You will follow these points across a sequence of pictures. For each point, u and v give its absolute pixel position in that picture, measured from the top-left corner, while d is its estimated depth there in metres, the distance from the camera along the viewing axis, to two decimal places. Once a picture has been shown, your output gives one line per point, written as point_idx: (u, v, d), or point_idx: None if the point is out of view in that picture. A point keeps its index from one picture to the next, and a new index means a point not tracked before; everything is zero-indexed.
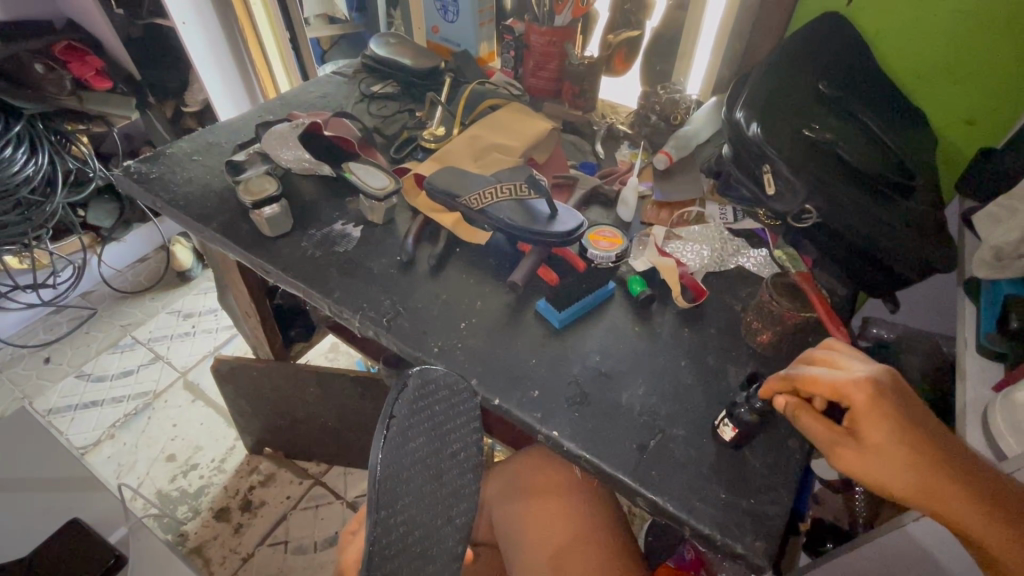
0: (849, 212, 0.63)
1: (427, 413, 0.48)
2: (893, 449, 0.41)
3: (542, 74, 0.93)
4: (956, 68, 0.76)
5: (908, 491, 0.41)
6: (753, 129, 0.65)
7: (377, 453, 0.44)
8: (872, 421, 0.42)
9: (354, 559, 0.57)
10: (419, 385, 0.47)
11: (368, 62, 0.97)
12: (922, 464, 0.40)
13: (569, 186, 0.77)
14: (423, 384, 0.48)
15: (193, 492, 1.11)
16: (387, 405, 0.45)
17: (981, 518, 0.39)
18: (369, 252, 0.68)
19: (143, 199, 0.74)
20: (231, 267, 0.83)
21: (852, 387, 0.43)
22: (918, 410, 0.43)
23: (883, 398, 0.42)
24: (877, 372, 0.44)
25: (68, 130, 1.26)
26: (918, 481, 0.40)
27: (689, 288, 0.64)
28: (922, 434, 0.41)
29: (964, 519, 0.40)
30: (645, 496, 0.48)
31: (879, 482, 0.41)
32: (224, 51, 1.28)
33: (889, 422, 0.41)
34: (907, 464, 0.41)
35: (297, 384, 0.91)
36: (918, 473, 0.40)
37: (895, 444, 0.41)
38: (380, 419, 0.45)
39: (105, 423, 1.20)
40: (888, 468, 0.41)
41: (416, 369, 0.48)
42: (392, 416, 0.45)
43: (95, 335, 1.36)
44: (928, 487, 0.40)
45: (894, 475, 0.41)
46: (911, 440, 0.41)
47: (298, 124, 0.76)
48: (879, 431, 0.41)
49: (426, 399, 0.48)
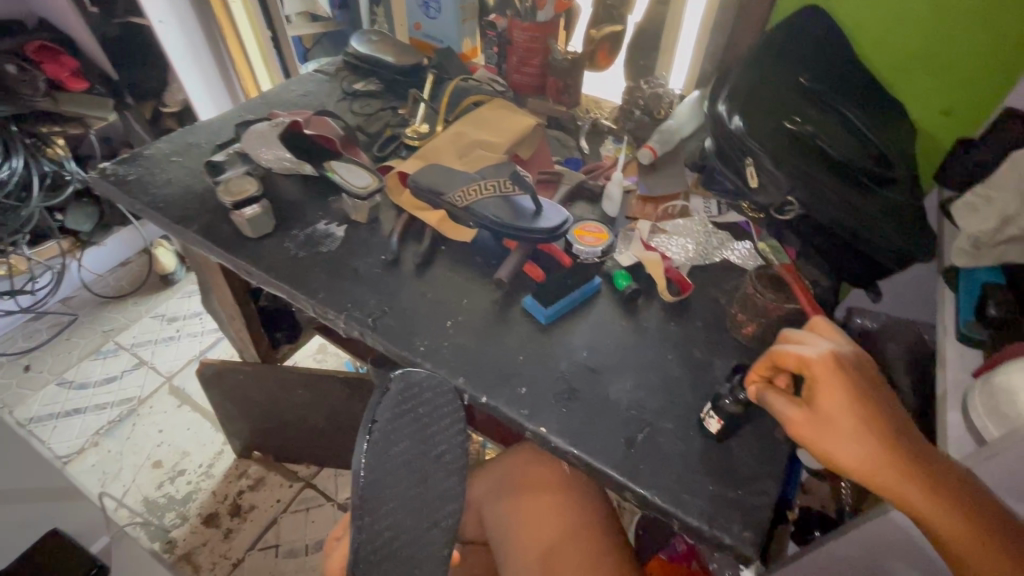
0: (831, 204, 0.64)
1: (412, 416, 0.48)
2: (849, 422, 0.41)
3: (526, 69, 0.92)
4: (933, 60, 0.77)
5: (862, 468, 0.40)
6: (736, 123, 0.66)
7: (361, 457, 0.44)
8: (829, 392, 0.42)
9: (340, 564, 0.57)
10: (401, 390, 0.48)
11: (350, 60, 0.96)
12: (877, 441, 0.40)
13: (554, 182, 0.76)
14: (406, 387, 0.48)
15: (180, 498, 1.09)
16: (369, 410, 0.46)
17: (938, 506, 0.38)
18: (354, 252, 0.67)
19: (120, 201, 0.72)
20: (214, 269, 0.82)
21: (811, 358, 0.43)
22: (878, 388, 0.43)
23: (842, 370, 0.43)
24: (840, 348, 0.45)
25: (43, 132, 1.23)
26: (872, 458, 0.40)
27: (674, 281, 0.65)
28: (881, 412, 0.41)
29: (920, 505, 0.39)
30: (634, 490, 0.49)
31: (831, 455, 0.41)
32: (202, 49, 1.26)
33: (847, 394, 0.42)
34: (860, 438, 0.40)
35: (284, 387, 0.90)
36: (873, 449, 0.40)
37: (848, 418, 0.41)
38: (362, 423, 0.46)
39: (88, 431, 1.18)
40: (842, 442, 0.41)
41: (398, 372, 0.49)
42: (375, 421, 0.46)
43: (77, 341, 1.34)
44: (883, 464, 0.40)
45: (848, 448, 0.40)
46: (868, 415, 0.41)
47: (277, 123, 0.76)
48: (835, 401, 0.42)
49: (409, 403, 0.48)
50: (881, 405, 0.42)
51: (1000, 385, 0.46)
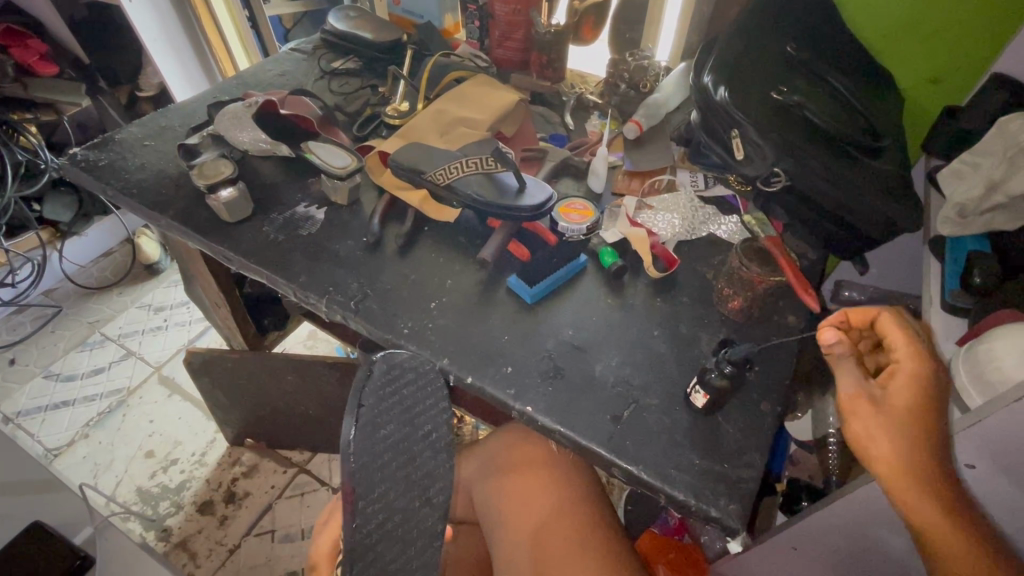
0: (817, 175, 0.63)
1: (396, 398, 0.47)
2: (901, 415, 0.43)
3: (508, 44, 0.90)
4: (919, 27, 0.76)
5: (880, 456, 0.42)
6: (720, 93, 0.64)
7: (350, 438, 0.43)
8: (903, 382, 0.45)
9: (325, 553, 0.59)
10: (384, 371, 0.47)
11: (328, 38, 0.93)
12: (909, 440, 0.42)
13: (539, 159, 0.75)
14: (389, 370, 0.47)
15: (174, 487, 1.09)
16: (354, 395, 0.45)
17: (935, 517, 0.40)
18: (334, 234, 0.66)
19: (93, 187, 0.70)
20: (195, 256, 0.80)
21: (909, 348, 0.46)
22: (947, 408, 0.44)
23: (930, 373, 0.45)
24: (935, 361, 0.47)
25: (14, 119, 1.17)
26: (896, 450, 0.42)
27: (661, 257, 0.64)
28: (937, 422, 0.42)
29: (918, 508, 0.40)
30: (620, 465, 0.49)
31: (861, 433, 0.44)
32: (177, 32, 1.22)
33: (917, 392, 0.44)
34: (896, 431, 0.43)
35: (273, 373, 0.90)
36: (903, 443, 0.42)
37: (902, 416, 0.43)
38: (348, 409, 0.45)
39: (77, 423, 1.17)
40: (880, 428, 0.43)
41: (380, 355, 0.48)
42: (360, 406, 0.45)
43: (62, 333, 1.32)
44: (905, 462, 0.41)
45: (885, 440, 0.42)
46: (921, 414, 0.43)
47: (251, 102, 0.72)
48: (901, 393, 0.44)
49: (393, 385, 0.47)
50: (940, 414, 0.43)
51: (987, 352, 0.45)
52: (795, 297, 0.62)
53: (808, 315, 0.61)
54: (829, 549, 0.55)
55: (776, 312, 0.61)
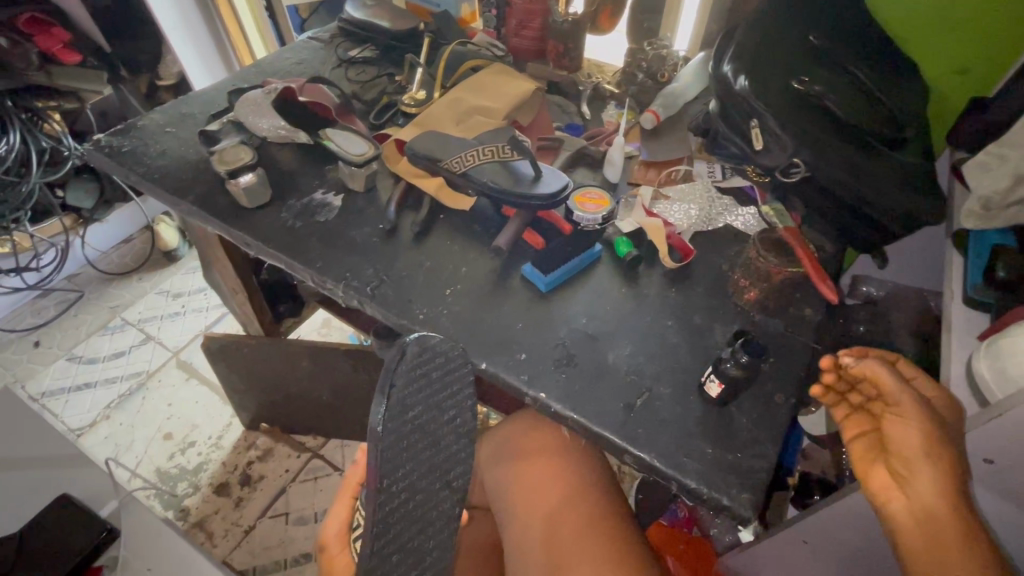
0: (838, 166, 0.62)
1: (425, 380, 0.47)
2: (954, 430, 0.43)
3: (525, 33, 0.89)
4: (947, 15, 0.74)
5: (937, 462, 0.41)
6: (740, 83, 0.63)
7: (378, 416, 0.44)
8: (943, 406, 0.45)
9: (336, 535, 0.59)
10: (417, 353, 0.46)
11: (345, 26, 0.94)
12: (960, 452, 0.41)
13: (554, 149, 0.75)
14: (422, 352, 0.46)
15: (191, 469, 1.12)
16: (385, 378, 0.45)
17: (969, 529, 0.39)
18: (351, 221, 0.66)
19: (116, 173, 0.71)
20: (214, 243, 0.81)
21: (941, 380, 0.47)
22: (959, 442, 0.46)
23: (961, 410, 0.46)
24: None
25: (40, 107, 1.20)
26: (952, 461, 0.41)
27: (676, 248, 0.64)
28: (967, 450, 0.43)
29: (957, 519, 0.39)
30: (633, 453, 0.49)
31: (921, 438, 0.42)
32: (198, 23, 1.25)
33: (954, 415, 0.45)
34: (951, 444, 0.42)
35: (289, 360, 0.91)
36: (956, 456, 0.41)
37: (953, 437, 0.42)
38: (378, 391, 0.44)
39: (99, 404, 1.20)
40: (943, 437, 0.41)
41: (413, 336, 0.47)
42: (393, 385, 0.44)
43: (84, 317, 1.35)
44: (957, 473, 0.41)
45: (944, 455, 0.41)
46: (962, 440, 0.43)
47: (270, 90, 0.73)
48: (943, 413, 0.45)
49: (423, 367, 0.46)
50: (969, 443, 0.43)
51: (1007, 346, 0.45)
52: (812, 289, 0.61)
53: (825, 306, 0.61)
54: (839, 544, 0.55)
55: (793, 303, 0.61)
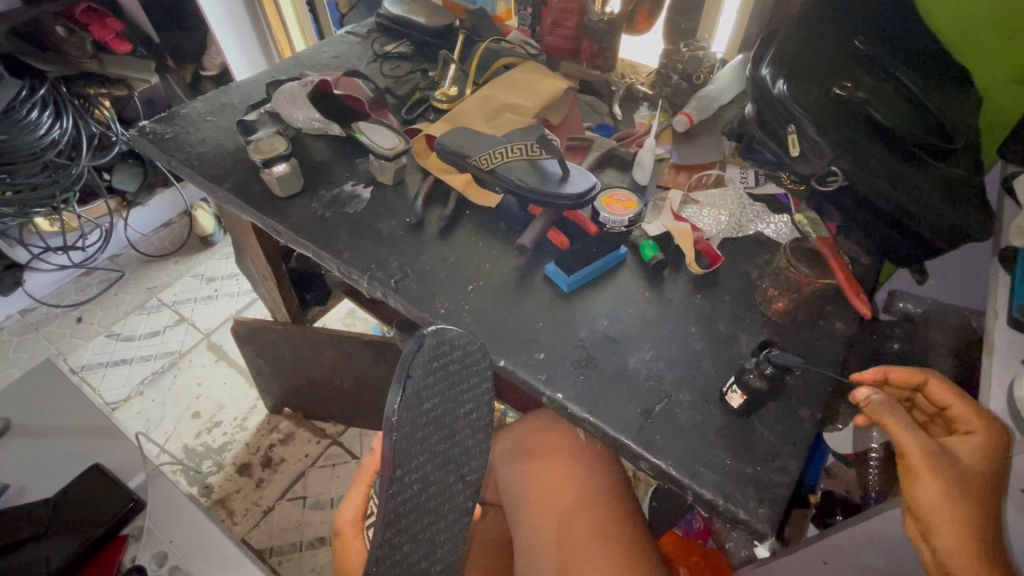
0: (880, 177, 0.59)
1: (443, 373, 0.47)
2: (966, 475, 0.42)
3: (560, 31, 0.88)
4: (1007, 21, 0.71)
5: (947, 517, 0.40)
6: (778, 87, 0.61)
7: (394, 402, 0.44)
8: (972, 447, 0.43)
9: (347, 518, 0.59)
10: (435, 345, 0.46)
11: (382, 22, 0.95)
12: (974, 502, 0.41)
13: (584, 149, 0.75)
14: (439, 344, 0.46)
15: (216, 447, 1.15)
16: (402, 367, 0.45)
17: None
18: (379, 213, 0.67)
19: (158, 159, 0.74)
20: (247, 230, 0.84)
21: (978, 414, 0.45)
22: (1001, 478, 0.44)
23: (1002, 447, 0.44)
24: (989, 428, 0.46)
25: (91, 94, 1.26)
26: (965, 513, 0.40)
27: (704, 254, 0.62)
28: (990, 491, 0.42)
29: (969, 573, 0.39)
30: (649, 460, 0.48)
31: (930, 491, 0.41)
32: (242, 16, 1.28)
33: (984, 455, 0.43)
34: (967, 492, 0.41)
35: (313, 348, 0.93)
36: (970, 505, 0.41)
37: (970, 484, 0.42)
38: (398, 375, 0.45)
39: (134, 380, 1.25)
40: (947, 483, 0.41)
41: (431, 329, 0.47)
42: (409, 376, 0.45)
43: (124, 296, 1.41)
44: (968, 523, 0.40)
45: (955, 508, 0.40)
46: (983, 483, 0.42)
47: (308, 82, 0.75)
48: (967, 457, 0.43)
49: (442, 359, 0.47)
50: (992, 483, 0.43)
51: None
52: (845, 303, 0.59)
53: (858, 321, 0.59)
54: (862, 568, 0.53)
55: (824, 315, 0.59)
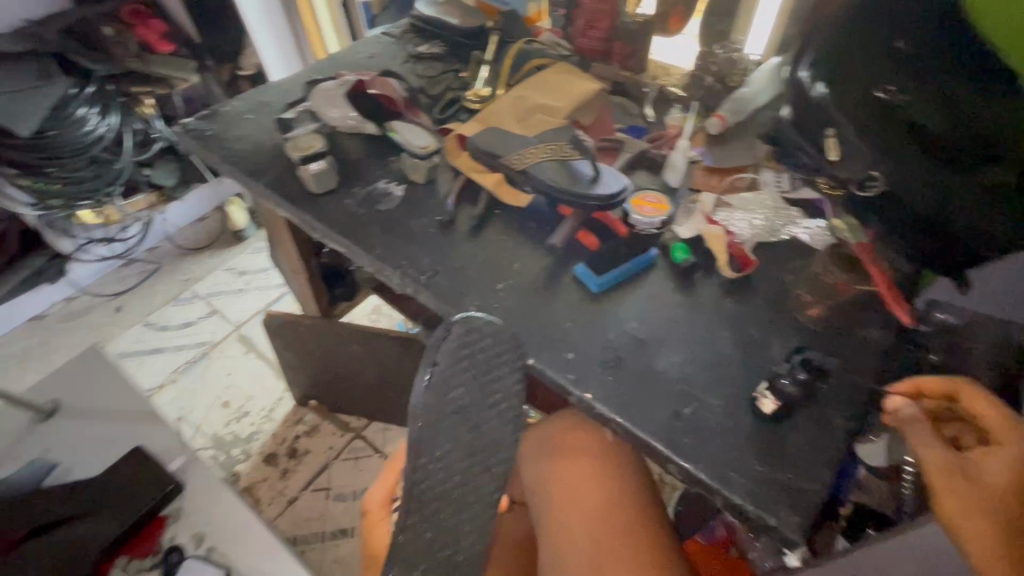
0: (917, 182, 0.58)
1: (471, 360, 0.49)
2: (989, 487, 0.41)
3: (592, 32, 0.87)
4: None
5: (960, 509, 0.39)
6: (817, 89, 0.63)
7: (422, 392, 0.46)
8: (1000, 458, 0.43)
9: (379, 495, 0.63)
10: (463, 332, 0.49)
11: (416, 23, 0.96)
12: (997, 505, 0.39)
13: (614, 150, 0.75)
14: (467, 331, 0.49)
15: (244, 437, 1.18)
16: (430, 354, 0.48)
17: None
18: (410, 211, 0.68)
19: (200, 155, 0.77)
20: (281, 225, 0.86)
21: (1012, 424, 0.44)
22: None
23: None
24: None
25: (135, 92, 1.30)
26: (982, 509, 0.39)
27: (736, 257, 0.62)
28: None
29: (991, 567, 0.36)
30: (676, 463, 0.48)
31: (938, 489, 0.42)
32: (280, 21, 1.35)
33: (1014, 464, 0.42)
34: (986, 496, 0.40)
35: (339, 342, 0.95)
36: (989, 507, 0.39)
37: (992, 488, 0.41)
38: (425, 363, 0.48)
39: (169, 368, 1.30)
40: (965, 493, 0.41)
41: (460, 316, 0.50)
42: (435, 363, 0.48)
43: (161, 288, 1.46)
44: (988, 519, 0.38)
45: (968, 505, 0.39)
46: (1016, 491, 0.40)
47: (344, 82, 0.78)
48: (994, 468, 0.42)
49: (469, 346, 0.49)
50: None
51: None
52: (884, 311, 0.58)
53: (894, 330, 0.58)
54: None
55: (860, 322, 0.58)
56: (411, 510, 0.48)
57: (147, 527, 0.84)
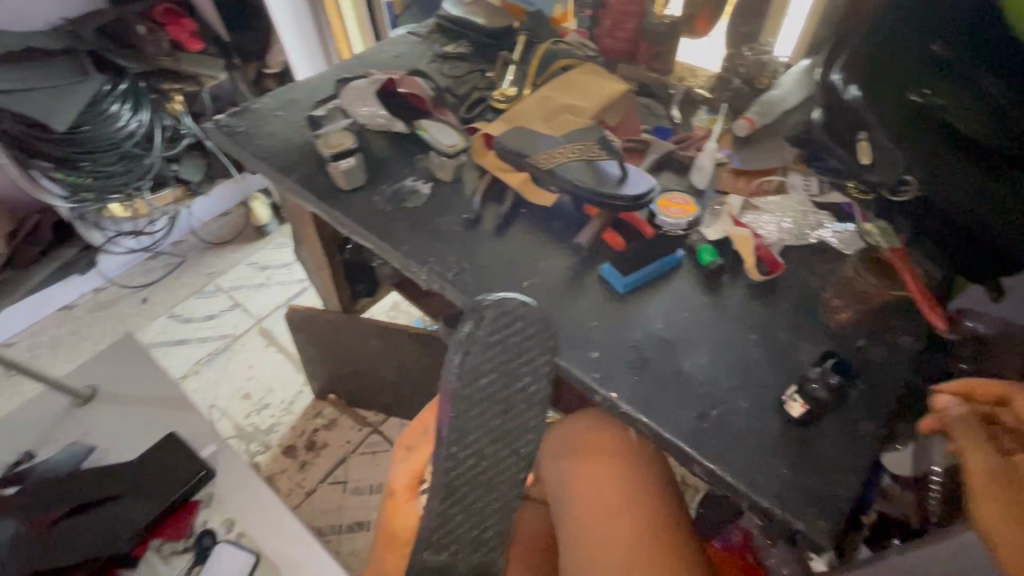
0: (953, 189, 0.56)
1: (499, 347, 0.50)
2: None
3: (618, 33, 0.87)
4: None
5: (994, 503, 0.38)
6: (851, 92, 0.62)
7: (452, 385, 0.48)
8: None
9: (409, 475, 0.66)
10: (492, 322, 0.50)
11: (442, 23, 0.97)
12: None
13: (640, 150, 0.75)
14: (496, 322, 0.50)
15: (264, 428, 1.21)
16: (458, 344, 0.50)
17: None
18: (437, 209, 0.69)
19: (231, 151, 0.78)
20: (307, 220, 0.87)
21: None
22: None
23: None
24: None
25: (165, 89, 1.33)
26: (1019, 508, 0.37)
27: (764, 261, 0.61)
28: None
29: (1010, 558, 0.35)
30: (702, 464, 0.48)
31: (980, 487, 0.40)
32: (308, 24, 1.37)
33: None
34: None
35: (360, 337, 0.97)
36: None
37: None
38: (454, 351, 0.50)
39: (192, 360, 1.32)
40: (1005, 493, 0.38)
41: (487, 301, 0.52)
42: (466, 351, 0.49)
43: (185, 281, 1.49)
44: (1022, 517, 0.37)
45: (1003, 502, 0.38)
46: None
47: (374, 81, 0.79)
48: None
49: (498, 334, 0.50)
50: None
51: None
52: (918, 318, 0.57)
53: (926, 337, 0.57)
54: None
55: (889, 327, 0.58)
56: (437, 499, 0.49)
57: (178, 511, 0.86)
